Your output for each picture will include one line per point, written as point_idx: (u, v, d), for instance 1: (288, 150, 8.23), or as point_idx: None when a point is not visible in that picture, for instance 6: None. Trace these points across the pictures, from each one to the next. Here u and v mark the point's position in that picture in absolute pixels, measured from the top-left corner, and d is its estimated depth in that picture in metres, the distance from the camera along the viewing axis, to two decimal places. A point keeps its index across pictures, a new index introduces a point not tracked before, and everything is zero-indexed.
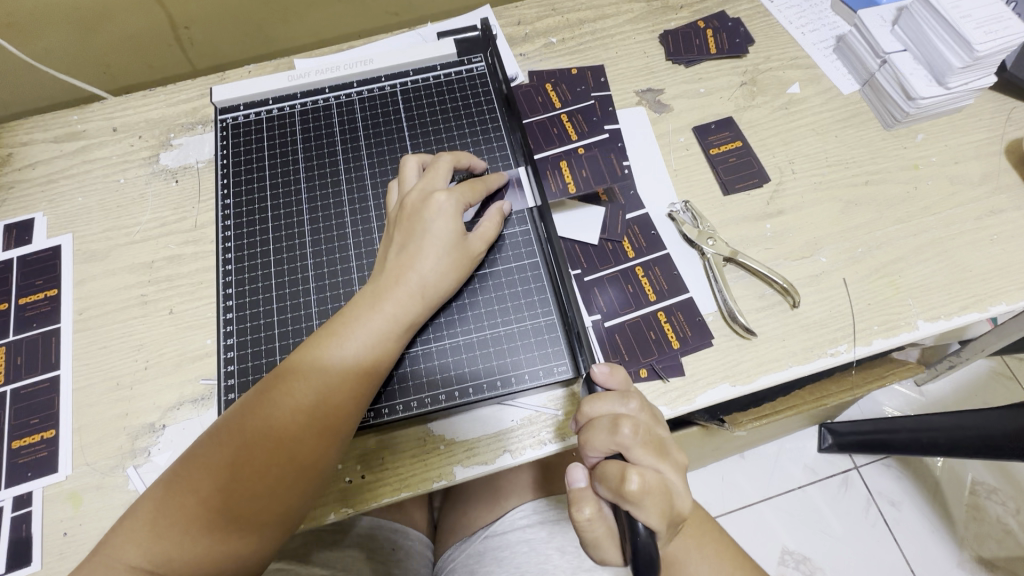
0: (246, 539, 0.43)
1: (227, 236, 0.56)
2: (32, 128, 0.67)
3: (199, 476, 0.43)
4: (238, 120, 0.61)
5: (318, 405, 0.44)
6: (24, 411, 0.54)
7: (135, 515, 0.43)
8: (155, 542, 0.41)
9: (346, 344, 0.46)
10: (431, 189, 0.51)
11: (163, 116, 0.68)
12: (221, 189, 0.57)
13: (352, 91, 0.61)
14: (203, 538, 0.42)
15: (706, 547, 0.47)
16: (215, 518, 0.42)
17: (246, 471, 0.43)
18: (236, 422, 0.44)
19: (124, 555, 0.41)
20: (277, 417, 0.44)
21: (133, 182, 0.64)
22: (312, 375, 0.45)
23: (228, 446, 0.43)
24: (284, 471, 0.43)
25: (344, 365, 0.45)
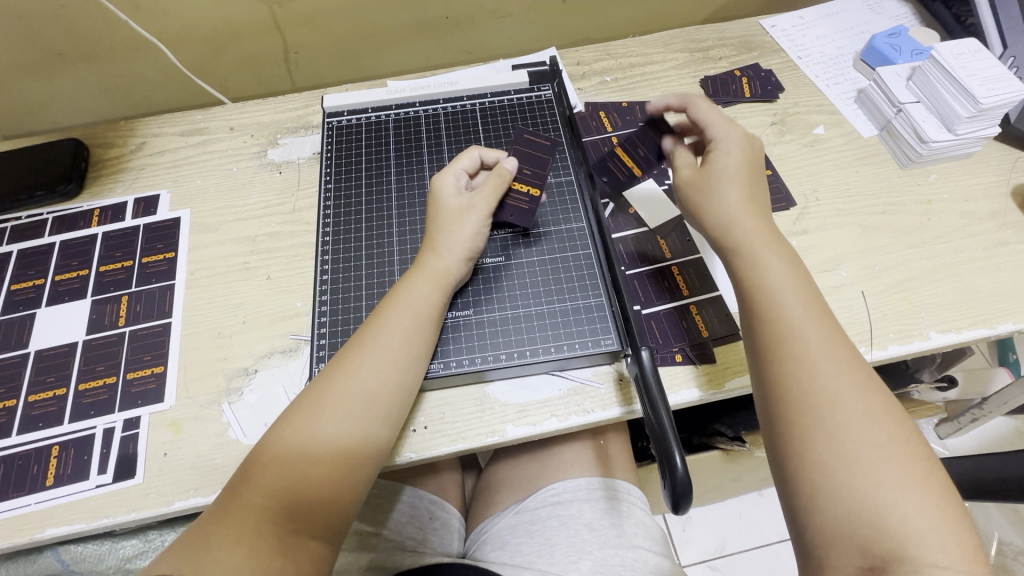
0: (339, 483, 0.47)
1: (327, 214, 0.66)
2: (163, 124, 0.81)
3: (288, 431, 0.48)
4: (342, 123, 0.72)
5: (395, 355, 0.52)
6: (137, 349, 0.62)
7: (249, 464, 0.47)
8: (273, 486, 0.46)
9: (404, 311, 0.54)
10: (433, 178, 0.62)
11: (273, 121, 0.80)
12: (324, 178, 0.68)
13: (438, 106, 0.73)
14: (302, 484, 0.46)
15: (833, 347, 0.47)
16: (307, 464, 0.47)
17: (337, 419, 0.48)
18: (326, 374, 0.51)
19: (240, 509, 0.45)
20: (358, 373, 0.50)
21: (243, 171, 0.75)
22: (389, 333, 0.53)
23: (318, 395, 0.49)
24: (359, 415, 0.49)
25: (414, 320, 0.54)
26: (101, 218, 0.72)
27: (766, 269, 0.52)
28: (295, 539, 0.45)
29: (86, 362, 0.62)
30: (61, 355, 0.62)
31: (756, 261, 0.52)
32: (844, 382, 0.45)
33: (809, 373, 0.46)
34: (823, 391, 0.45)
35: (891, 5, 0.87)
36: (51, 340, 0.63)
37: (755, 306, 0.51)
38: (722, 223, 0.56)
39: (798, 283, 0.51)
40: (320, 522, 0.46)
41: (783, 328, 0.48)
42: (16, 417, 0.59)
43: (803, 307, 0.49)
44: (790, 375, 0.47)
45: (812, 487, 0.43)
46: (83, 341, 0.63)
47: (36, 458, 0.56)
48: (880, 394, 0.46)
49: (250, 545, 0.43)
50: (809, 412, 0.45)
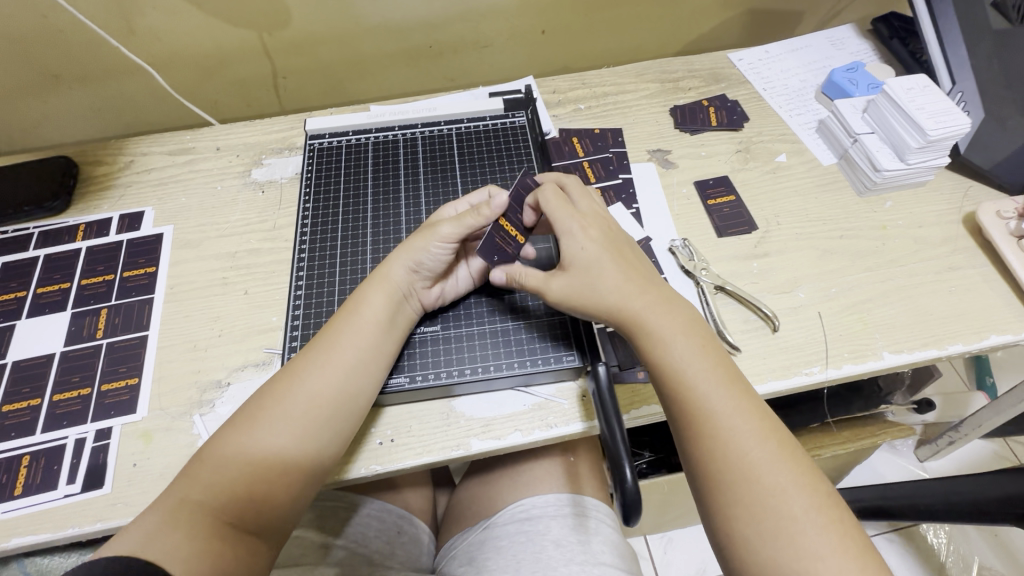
0: (276, 481, 0.49)
1: (305, 232, 0.68)
2: (152, 144, 0.83)
3: (240, 433, 0.50)
4: (324, 145, 0.75)
5: (355, 360, 0.54)
6: (113, 361, 0.63)
7: (201, 459, 0.49)
8: (220, 481, 0.47)
9: (367, 317, 0.56)
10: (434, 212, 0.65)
11: (259, 141, 0.83)
12: (303, 197, 0.70)
13: (416, 131, 0.76)
14: (241, 480, 0.48)
15: (738, 415, 0.47)
16: (253, 463, 0.48)
17: (291, 422, 0.50)
18: (287, 376, 0.53)
19: (185, 500, 0.46)
20: (316, 378, 0.52)
21: (227, 189, 0.78)
22: (351, 337, 0.55)
23: (277, 397, 0.51)
24: (303, 422, 0.51)
25: (375, 327, 0.56)
26: (86, 233, 0.74)
27: (664, 341, 0.51)
28: (233, 532, 0.46)
29: (61, 373, 0.63)
30: (37, 366, 0.63)
31: (654, 334, 0.51)
32: (755, 452, 0.45)
33: (723, 449, 0.46)
34: (739, 465, 0.45)
35: (851, 41, 0.92)
36: (29, 351, 0.64)
37: (660, 380, 0.50)
38: (613, 307, 0.52)
39: (695, 352, 0.50)
40: (257, 517, 0.48)
41: (691, 398, 0.48)
42: None
43: (709, 371, 0.49)
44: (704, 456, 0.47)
45: (741, 564, 0.43)
46: (60, 352, 0.64)
47: (5, 467, 0.57)
48: (794, 455, 0.46)
49: (187, 530, 0.44)
50: (729, 489, 0.45)
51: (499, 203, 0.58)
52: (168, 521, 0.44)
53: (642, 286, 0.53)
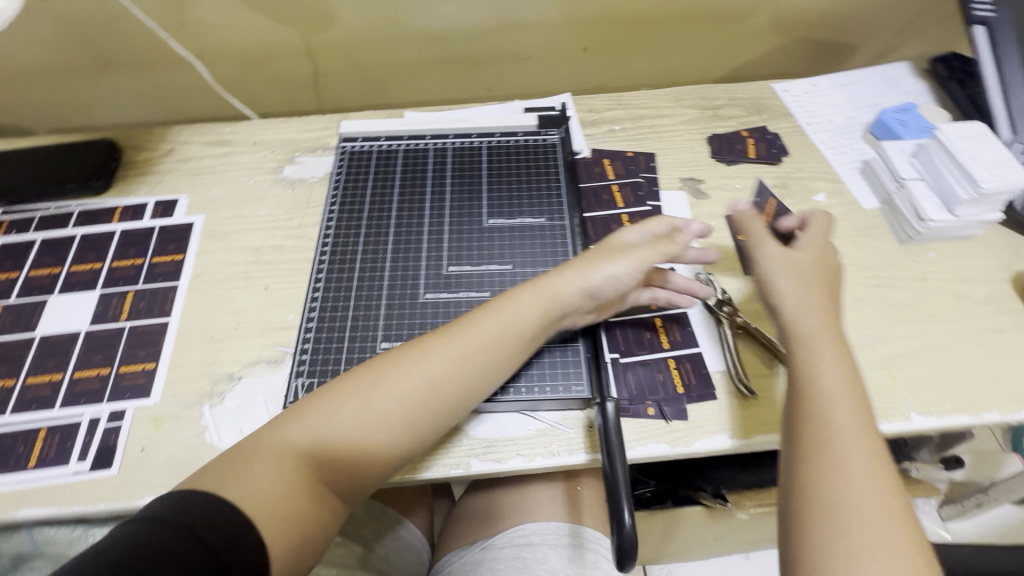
0: (385, 453, 0.51)
1: (328, 233, 0.68)
2: (192, 133, 0.85)
3: (362, 397, 0.52)
4: (355, 148, 0.75)
5: (480, 349, 0.56)
6: (133, 344, 0.65)
7: (319, 411, 0.51)
8: (327, 442, 0.50)
9: (497, 311, 0.58)
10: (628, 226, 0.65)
11: (294, 139, 0.84)
12: (329, 199, 0.70)
13: (447, 141, 0.76)
14: (359, 441, 0.50)
15: (865, 458, 0.45)
16: (358, 437, 0.50)
17: (411, 403, 0.52)
18: (413, 351, 0.55)
19: (289, 453, 0.48)
20: (435, 365, 0.54)
21: (259, 184, 0.79)
22: (485, 327, 0.57)
23: (406, 375, 0.53)
24: (433, 412, 0.53)
25: (496, 322, 0.57)
26: (122, 216, 0.76)
27: (821, 366, 0.51)
28: (321, 489, 0.49)
29: (84, 352, 0.65)
30: (63, 342, 0.65)
31: (810, 353, 0.52)
32: (870, 493, 0.44)
33: (835, 475, 0.45)
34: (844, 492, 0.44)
35: (905, 80, 0.89)
36: (57, 327, 0.67)
37: (801, 399, 0.50)
38: (806, 332, 0.53)
39: (851, 393, 0.49)
40: (348, 478, 0.50)
41: (826, 422, 0.47)
42: (13, 396, 0.62)
43: (856, 412, 0.48)
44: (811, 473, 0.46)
45: None
46: (85, 331, 0.66)
47: (23, 438, 0.59)
48: (911, 528, 0.43)
49: (288, 482, 0.47)
50: (821, 513, 0.43)
51: (692, 230, 0.63)
52: (267, 471, 0.47)
53: (822, 318, 0.54)
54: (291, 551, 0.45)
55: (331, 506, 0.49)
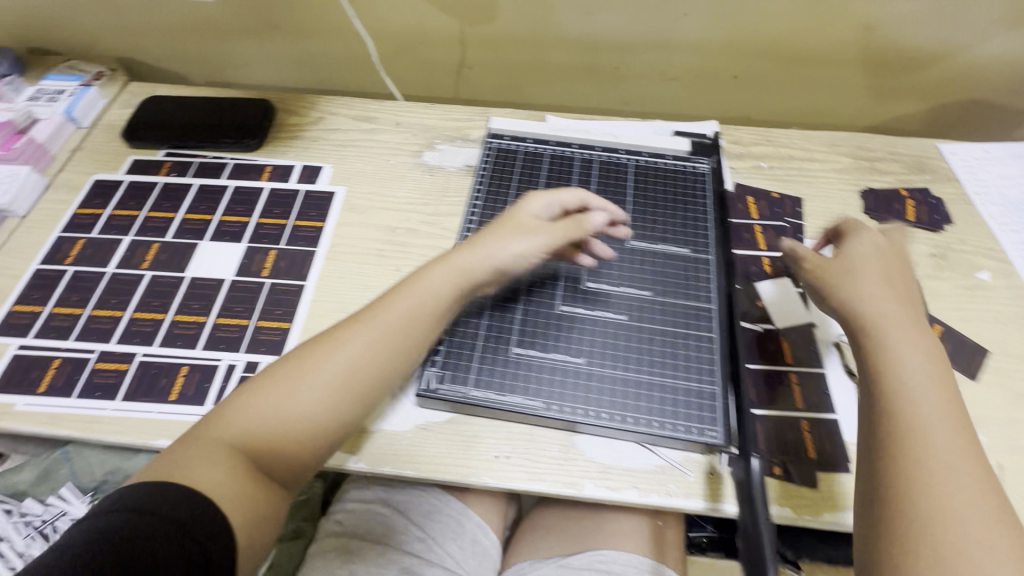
0: (305, 430, 0.50)
1: (470, 227, 0.69)
2: (341, 105, 0.88)
3: (293, 381, 0.51)
4: (502, 146, 0.76)
5: (393, 337, 0.54)
6: (271, 301, 0.68)
7: (258, 399, 0.50)
8: (247, 423, 0.49)
9: (411, 295, 0.57)
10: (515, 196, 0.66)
11: (436, 126, 0.85)
12: (474, 193, 0.71)
13: (594, 153, 0.75)
14: (274, 425, 0.49)
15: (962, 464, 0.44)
16: (285, 423, 0.49)
17: (319, 379, 0.51)
18: (331, 333, 0.54)
19: (225, 438, 0.48)
20: (352, 349, 0.53)
21: (399, 165, 0.81)
22: (397, 309, 0.55)
23: (326, 359, 0.52)
24: (347, 390, 0.52)
25: (410, 310, 0.56)
26: (271, 176, 0.80)
27: (904, 358, 0.50)
28: (265, 482, 0.48)
29: (227, 299, 0.68)
30: (209, 287, 0.69)
31: (890, 350, 0.51)
32: (973, 497, 0.43)
33: (923, 461, 0.44)
34: (944, 491, 0.43)
35: None
36: (205, 271, 0.71)
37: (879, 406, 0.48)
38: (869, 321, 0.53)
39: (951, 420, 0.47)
40: (282, 463, 0.49)
41: (905, 428, 0.46)
42: (161, 330, 0.66)
43: (942, 416, 0.46)
44: (899, 475, 0.44)
45: None
46: (230, 280, 0.70)
47: (166, 371, 0.63)
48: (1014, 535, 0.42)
49: (225, 470, 0.45)
50: (928, 509, 0.42)
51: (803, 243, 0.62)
52: (199, 457, 0.46)
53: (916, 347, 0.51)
54: (247, 530, 0.45)
55: (268, 489, 0.47)
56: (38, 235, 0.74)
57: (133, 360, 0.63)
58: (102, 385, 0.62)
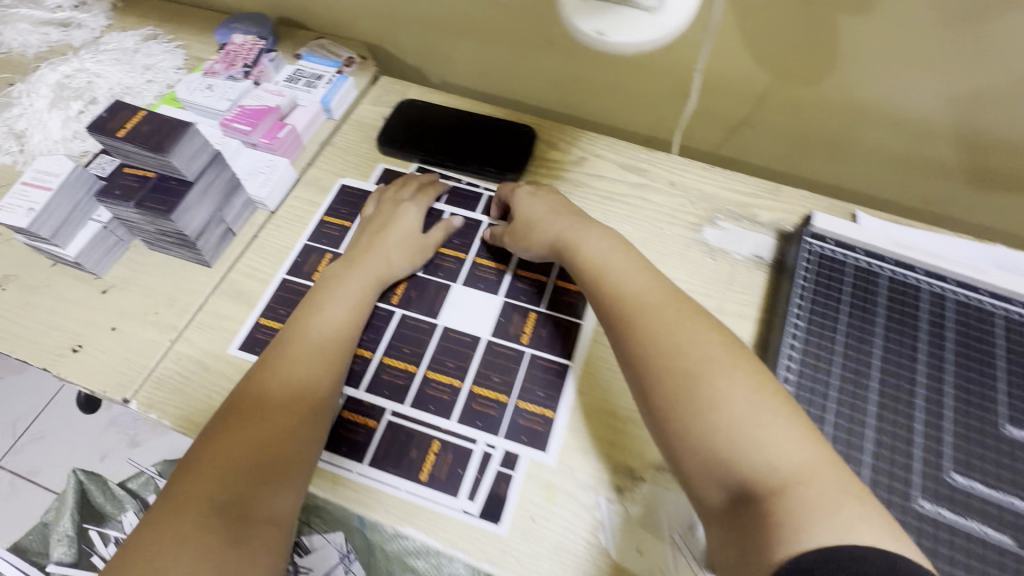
0: (288, 497, 0.49)
1: (790, 356, 0.56)
2: (607, 147, 0.77)
3: (254, 406, 0.52)
4: (824, 252, 0.62)
5: (330, 346, 0.57)
6: (532, 378, 0.59)
7: (218, 431, 0.51)
8: (226, 482, 0.47)
9: (343, 300, 0.60)
10: (402, 201, 0.70)
11: (718, 195, 0.73)
12: (794, 311, 0.58)
13: (948, 287, 0.59)
14: (235, 455, 0.49)
15: (738, 367, 0.48)
16: (242, 448, 0.49)
17: (279, 407, 0.52)
18: (279, 350, 0.56)
19: (200, 494, 0.46)
20: (303, 361, 0.55)
21: (676, 237, 0.69)
22: (333, 312, 0.59)
23: (269, 376, 0.54)
24: (253, 407, 0.52)
25: (343, 308, 0.60)
26: None
27: (688, 334, 0.51)
28: (239, 532, 0.46)
29: (482, 364, 0.60)
30: (463, 344, 0.61)
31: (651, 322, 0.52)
32: (790, 436, 0.44)
33: (807, 477, 0.42)
34: (762, 432, 0.44)
35: None
36: (458, 322, 0.63)
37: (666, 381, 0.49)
38: (621, 317, 0.54)
39: (727, 350, 0.50)
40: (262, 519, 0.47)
41: (707, 413, 0.46)
42: (412, 386, 0.59)
43: (750, 394, 0.46)
44: (682, 397, 0.47)
45: None
46: (485, 340, 0.62)
47: (417, 443, 0.55)
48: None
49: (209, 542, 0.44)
50: (740, 448, 0.44)
51: None
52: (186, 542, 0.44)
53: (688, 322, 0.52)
54: None
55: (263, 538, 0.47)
56: (286, 238, 0.70)
57: (383, 418, 0.57)
58: (349, 441, 0.56)
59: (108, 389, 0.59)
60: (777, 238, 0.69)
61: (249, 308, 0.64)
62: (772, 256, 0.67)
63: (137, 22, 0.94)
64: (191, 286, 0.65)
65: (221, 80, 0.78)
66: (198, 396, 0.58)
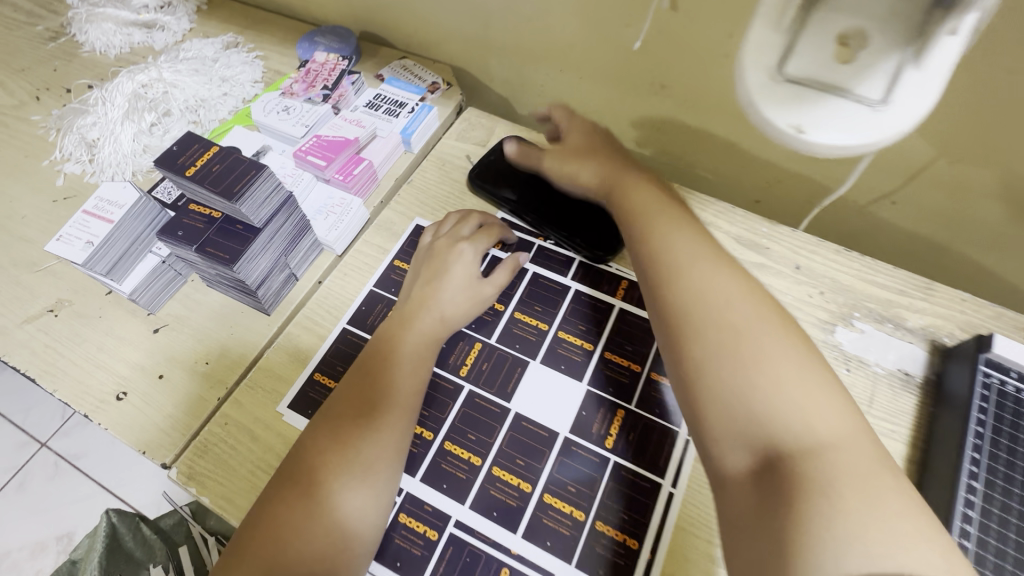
0: (355, 548, 0.44)
1: (963, 528, 0.44)
2: (719, 214, 0.67)
3: (335, 422, 0.49)
4: (1006, 388, 0.49)
5: (414, 365, 0.53)
6: (617, 496, 0.50)
7: (299, 451, 0.48)
8: (297, 517, 0.44)
9: (432, 312, 0.56)
10: (459, 239, 0.61)
11: (854, 288, 0.61)
12: (968, 467, 0.46)
13: None
14: (310, 482, 0.46)
15: (765, 321, 0.44)
16: (320, 473, 0.46)
17: (359, 426, 0.48)
18: (365, 361, 0.53)
19: (273, 527, 0.44)
20: (386, 375, 0.51)
21: (800, 337, 0.58)
22: (421, 327, 0.55)
23: (352, 391, 0.51)
24: (305, 460, 0.47)
25: (430, 323, 0.55)
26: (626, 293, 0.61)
27: (705, 280, 0.47)
28: None
29: (561, 470, 0.51)
30: (539, 440, 0.52)
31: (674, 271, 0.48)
32: (819, 397, 0.40)
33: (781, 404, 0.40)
34: (796, 390, 0.40)
35: None
36: (535, 412, 0.54)
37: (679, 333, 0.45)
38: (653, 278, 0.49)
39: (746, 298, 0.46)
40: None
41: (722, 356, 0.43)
42: (476, 483, 0.51)
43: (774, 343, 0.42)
44: (711, 344, 0.43)
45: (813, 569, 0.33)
46: (564, 437, 0.52)
47: (484, 566, 0.47)
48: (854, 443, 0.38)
49: None
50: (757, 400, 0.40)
51: None
52: None
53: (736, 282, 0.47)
54: None
55: None
56: (351, 286, 0.62)
57: (445, 528, 0.49)
58: (405, 553, 0.48)
59: (148, 449, 0.53)
60: (929, 351, 0.56)
61: (304, 369, 0.57)
62: (924, 373, 0.55)
63: (220, 28, 0.90)
64: (247, 335, 0.59)
65: (299, 102, 0.72)
66: (241, 471, 0.51)
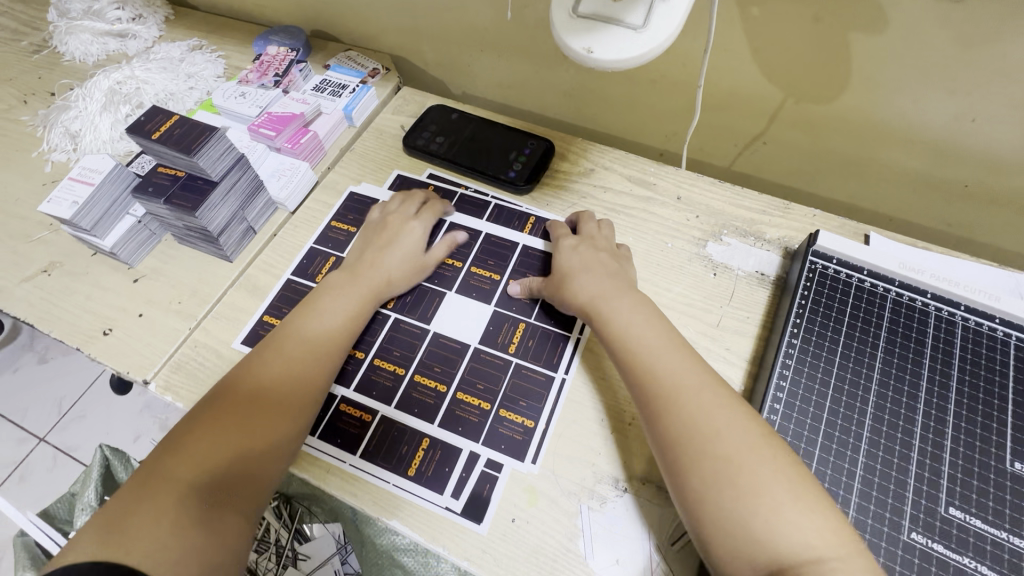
0: (266, 473, 0.51)
1: (782, 374, 0.55)
2: (615, 160, 0.78)
3: (272, 362, 0.56)
4: (825, 270, 0.60)
5: (343, 324, 0.61)
6: (517, 388, 0.60)
7: (235, 380, 0.55)
8: (218, 435, 0.50)
9: (368, 277, 0.64)
10: (408, 217, 0.70)
11: (724, 211, 0.72)
12: (790, 329, 0.57)
13: (956, 312, 0.57)
14: (239, 407, 0.53)
15: (680, 354, 0.53)
16: (248, 403, 0.53)
17: (290, 369, 0.56)
18: (304, 315, 0.61)
19: (197, 439, 0.50)
20: (318, 331, 0.59)
21: (677, 251, 0.69)
22: (352, 291, 0.63)
23: (291, 340, 0.58)
24: (239, 389, 0.54)
25: (362, 289, 0.63)
26: (533, 228, 0.72)
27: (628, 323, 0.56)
28: (213, 487, 0.48)
29: (471, 372, 0.61)
30: (453, 351, 0.62)
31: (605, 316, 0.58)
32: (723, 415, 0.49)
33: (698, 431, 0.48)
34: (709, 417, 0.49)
35: None
36: (451, 330, 0.64)
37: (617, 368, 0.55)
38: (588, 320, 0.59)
39: (650, 319, 0.57)
40: (245, 489, 0.50)
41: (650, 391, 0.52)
42: (400, 388, 0.60)
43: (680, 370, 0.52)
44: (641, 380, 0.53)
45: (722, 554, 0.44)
46: (473, 347, 0.62)
47: (407, 439, 0.57)
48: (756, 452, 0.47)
49: (180, 494, 0.46)
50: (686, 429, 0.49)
51: None
52: (164, 483, 0.47)
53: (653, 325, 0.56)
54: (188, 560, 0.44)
55: (234, 505, 0.49)
56: (301, 236, 0.73)
57: (376, 412, 0.59)
58: (344, 433, 0.58)
59: (131, 369, 0.63)
60: (782, 255, 0.68)
61: (261, 302, 0.68)
62: (776, 273, 0.67)
63: (185, 33, 1.01)
64: (212, 279, 0.70)
65: (253, 88, 0.84)
66: (209, 381, 0.62)
